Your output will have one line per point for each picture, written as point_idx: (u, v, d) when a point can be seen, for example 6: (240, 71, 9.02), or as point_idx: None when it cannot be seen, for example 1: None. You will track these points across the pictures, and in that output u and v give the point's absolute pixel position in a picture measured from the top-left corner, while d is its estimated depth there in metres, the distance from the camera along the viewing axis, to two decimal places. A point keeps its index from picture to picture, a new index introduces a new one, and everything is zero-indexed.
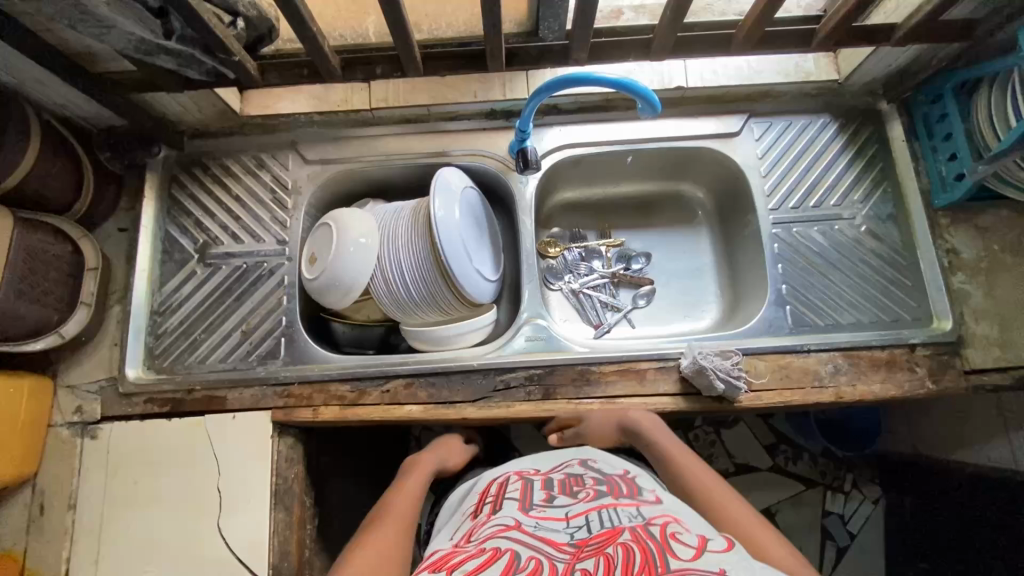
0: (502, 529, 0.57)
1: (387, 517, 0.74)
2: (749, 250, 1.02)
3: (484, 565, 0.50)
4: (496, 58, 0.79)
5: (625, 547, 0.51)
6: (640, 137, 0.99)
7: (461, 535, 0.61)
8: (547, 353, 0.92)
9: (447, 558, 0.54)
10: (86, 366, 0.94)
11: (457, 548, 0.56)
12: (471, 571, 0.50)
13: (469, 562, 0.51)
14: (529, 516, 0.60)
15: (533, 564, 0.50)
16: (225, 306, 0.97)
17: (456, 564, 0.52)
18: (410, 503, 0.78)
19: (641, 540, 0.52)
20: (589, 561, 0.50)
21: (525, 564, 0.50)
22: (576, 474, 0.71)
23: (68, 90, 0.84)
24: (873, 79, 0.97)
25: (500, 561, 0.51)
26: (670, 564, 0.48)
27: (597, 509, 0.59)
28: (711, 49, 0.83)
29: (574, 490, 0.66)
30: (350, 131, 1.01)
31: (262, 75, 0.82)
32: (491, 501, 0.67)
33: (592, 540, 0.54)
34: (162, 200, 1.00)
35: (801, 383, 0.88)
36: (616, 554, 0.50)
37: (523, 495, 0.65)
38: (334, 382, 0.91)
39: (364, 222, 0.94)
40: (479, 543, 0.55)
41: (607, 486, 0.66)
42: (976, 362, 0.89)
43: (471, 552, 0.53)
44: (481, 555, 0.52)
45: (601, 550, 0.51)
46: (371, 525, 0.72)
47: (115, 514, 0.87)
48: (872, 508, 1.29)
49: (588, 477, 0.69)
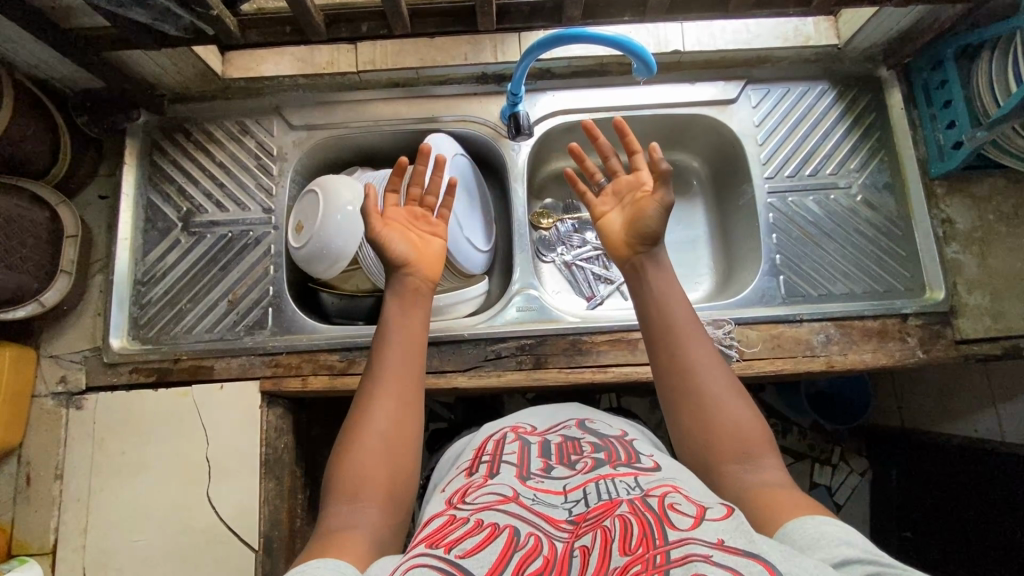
0: (499, 501, 0.54)
1: (389, 385, 0.63)
2: (744, 221, 1.01)
3: (482, 544, 0.46)
4: (487, 15, 0.76)
5: (623, 519, 0.47)
6: (635, 103, 0.97)
7: (454, 492, 0.60)
8: (538, 323, 0.91)
9: (442, 532, 0.50)
10: (68, 337, 0.92)
11: (453, 519, 0.52)
12: (470, 549, 0.46)
13: (467, 539, 0.47)
14: (526, 486, 0.58)
15: (532, 541, 0.47)
16: (210, 276, 0.95)
17: (452, 540, 0.48)
18: (417, 343, 0.67)
19: (638, 512, 0.47)
20: (588, 538, 0.47)
21: (523, 542, 0.47)
22: (574, 439, 0.70)
23: (39, 47, 0.80)
24: (873, 44, 0.95)
25: (498, 540, 0.47)
26: (669, 535, 0.44)
27: (595, 481, 0.56)
28: (709, 9, 0.81)
29: (571, 459, 0.64)
30: (336, 95, 0.98)
31: (242, 32, 0.79)
32: (487, 461, 0.66)
33: (589, 514, 0.51)
34: (143, 167, 0.97)
35: (793, 352, 0.88)
36: (614, 527, 0.46)
37: (521, 462, 0.64)
38: (322, 352, 0.90)
39: (350, 188, 0.91)
40: (474, 514, 0.52)
41: (605, 453, 0.64)
42: (968, 331, 0.89)
43: (467, 527, 0.50)
44: (479, 532, 0.48)
45: (599, 524, 0.48)
46: (372, 394, 0.62)
47: (103, 484, 0.86)
48: (859, 479, 1.31)
49: (586, 443, 0.68)
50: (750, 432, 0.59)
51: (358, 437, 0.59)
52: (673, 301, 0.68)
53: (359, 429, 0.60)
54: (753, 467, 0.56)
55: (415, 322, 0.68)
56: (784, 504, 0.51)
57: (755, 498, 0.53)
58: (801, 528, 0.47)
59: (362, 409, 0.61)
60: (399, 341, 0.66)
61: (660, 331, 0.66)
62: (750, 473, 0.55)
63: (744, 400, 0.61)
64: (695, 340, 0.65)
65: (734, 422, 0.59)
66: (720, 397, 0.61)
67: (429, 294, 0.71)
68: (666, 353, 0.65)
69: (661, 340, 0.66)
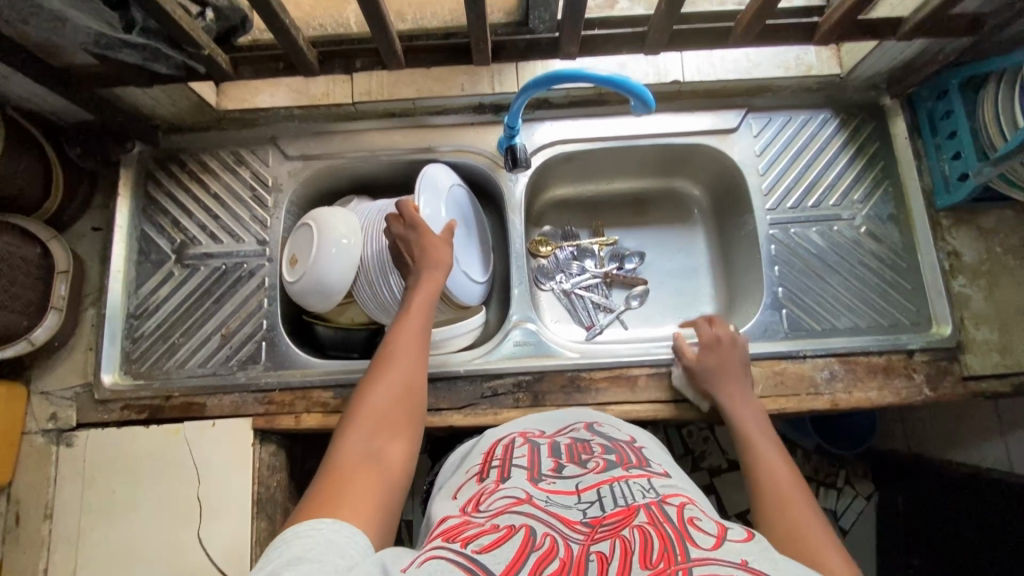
0: (513, 504, 0.52)
1: (400, 349, 0.68)
2: (746, 251, 0.99)
3: (499, 543, 0.45)
4: (482, 51, 0.75)
5: (641, 530, 0.46)
6: (633, 133, 0.96)
7: (467, 499, 0.57)
8: (535, 358, 0.89)
9: (459, 529, 0.49)
10: (59, 373, 0.91)
11: (469, 520, 0.50)
12: (487, 546, 0.45)
13: (484, 537, 0.47)
14: (539, 488, 0.55)
15: (548, 542, 0.45)
16: (204, 309, 0.93)
17: (469, 538, 0.47)
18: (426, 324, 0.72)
19: (657, 524, 0.46)
20: (605, 544, 0.45)
21: (539, 543, 0.45)
22: (584, 439, 0.68)
23: (32, 84, 0.79)
24: (876, 73, 0.93)
25: (514, 539, 0.46)
26: (690, 552, 0.43)
27: (609, 484, 0.55)
28: (708, 43, 0.79)
29: (582, 458, 0.62)
30: (332, 126, 0.97)
31: (234, 69, 0.78)
32: (498, 466, 0.63)
33: (605, 519, 0.49)
34: (137, 198, 0.96)
35: (796, 390, 0.86)
36: (633, 538, 0.45)
37: (532, 464, 0.61)
38: (315, 389, 0.89)
39: (345, 222, 0.89)
40: (490, 517, 0.50)
41: (616, 456, 0.63)
42: (975, 368, 0.87)
43: (483, 527, 0.48)
44: (495, 532, 0.47)
45: (616, 531, 0.46)
46: (383, 361, 0.67)
47: (92, 524, 0.85)
48: (865, 503, 1.25)
49: (596, 444, 0.66)
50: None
51: (367, 395, 0.63)
52: (770, 463, 0.68)
53: (372, 383, 0.64)
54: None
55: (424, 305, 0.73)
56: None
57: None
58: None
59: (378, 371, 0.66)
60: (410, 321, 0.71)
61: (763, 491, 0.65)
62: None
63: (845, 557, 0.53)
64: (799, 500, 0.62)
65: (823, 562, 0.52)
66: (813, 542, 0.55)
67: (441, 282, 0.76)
68: (771, 511, 0.61)
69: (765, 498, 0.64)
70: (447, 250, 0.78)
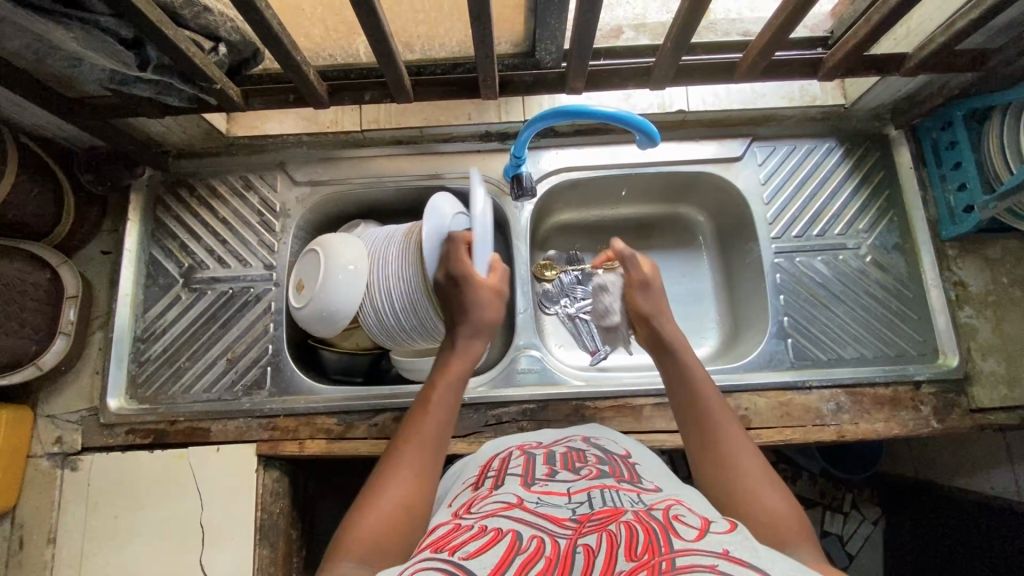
0: (503, 508, 0.51)
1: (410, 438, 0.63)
2: (751, 280, 0.99)
3: (486, 547, 0.44)
4: (490, 86, 0.77)
5: (628, 526, 0.45)
6: (639, 161, 0.96)
7: (460, 505, 0.55)
8: (539, 386, 0.89)
9: (448, 537, 0.47)
10: (66, 396, 0.92)
11: (458, 527, 0.49)
12: (474, 552, 0.44)
13: (471, 543, 0.45)
14: (531, 491, 0.54)
15: (534, 544, 0.44)
16: (210, 333, 0.94)
17: (457, 543, 0.46)
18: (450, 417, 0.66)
19: (643, 521, 0.46)
20: (591, 538, 0.45)
21: (526, 544, 0.44)
22: (578, 448, 0.66)
23: (46, 113, 0.81)
24: (880, 104, 0.94)
25: (501, 543, 0.45)
26: (673, 544, 0.42)
27: (600, 488, 0.54)
28: (713, 77, 0.81)
29: (576, 466, 0.60)
30: (340, 152, 0.98)
31: (245, 100, 0.79)
32: (493, 475, 0.61)
33: (593, 517, 0.48)
34: (146, 223, 0.97)
35: (802, 421, 0.86)
36: (620, 533, 0.44)
37: (525, 471, 0.60)
38: (320, 415, 0.89)
39: (351, 248, 0.90)
40: (480, 521, 0.49)
41: (609, 466, 0.60)
42: (982, 400, 0.87)
43: (472, 532, 0.47)
44: (483, 536, 0.46)
45: (604, 526, 0.46)
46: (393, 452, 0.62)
47: (95, 550, 0.85)
48: (872, 528, 1.22)
49: (591, 453, 0.64)
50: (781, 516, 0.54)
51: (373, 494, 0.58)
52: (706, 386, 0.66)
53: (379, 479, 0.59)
54: (788, 553, 0.51)
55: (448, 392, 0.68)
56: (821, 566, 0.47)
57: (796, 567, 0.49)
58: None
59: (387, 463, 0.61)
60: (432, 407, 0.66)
61: (691, 412, 0.65)
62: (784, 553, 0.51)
63: (779, 488, 0.57)
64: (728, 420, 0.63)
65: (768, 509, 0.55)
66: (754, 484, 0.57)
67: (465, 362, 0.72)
68: (699, 441, 0.63)
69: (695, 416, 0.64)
70: (495, 308, 0.76)
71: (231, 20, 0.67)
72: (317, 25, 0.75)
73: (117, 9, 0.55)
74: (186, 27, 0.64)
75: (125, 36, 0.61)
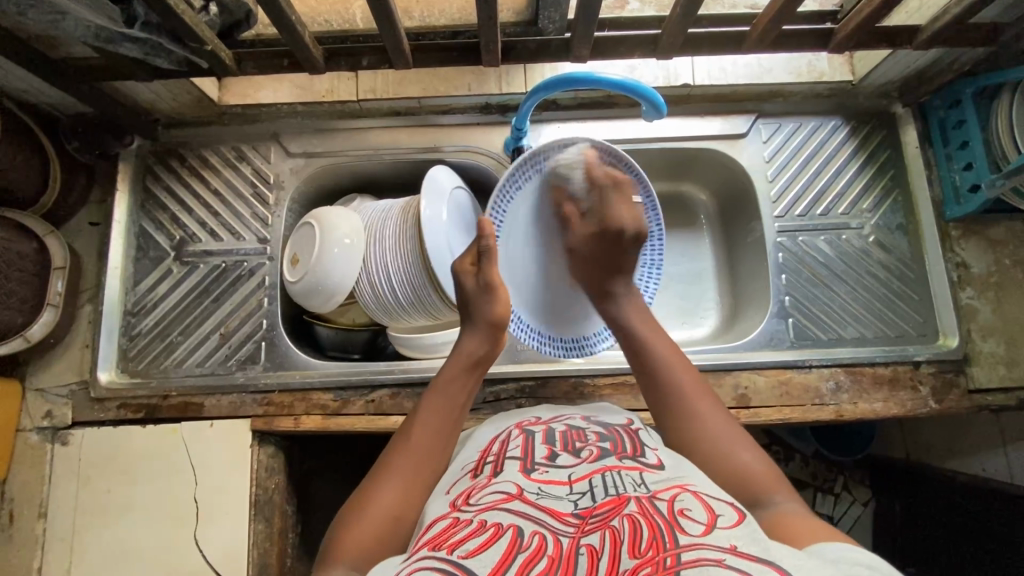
0: (503, 499, 0.50)
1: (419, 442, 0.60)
2: (752, 259, 0.98)
3: (486, 545, 0.43)
4: (492, 52, 0.75)
5: (632, 520, 0.44)
6: (641, 136, 0.94)
7: (459, 494, 0.54)
8: (538, 363, 0.88)
9: (446, 534, 0.46)
10: (56, 369, 0.90)
11: (456, 521, 0.48)
12: (473, 551, 0.43)
13: (470, 540, 0.44)
14: (531, 479, 0.53)
15: (536, 541, 0.44)
16: (203, 307, 0.92)
17: (456, 541, 0.45)
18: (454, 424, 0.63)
19: (647, 513, 0.45)
20: (595, 536, 0.44)
21: (528, 541, 0.44)
22: (579, 427, 0.64)
23: (28, 76, 0.78)
24: (889, 81, 0.92)
25: (502, 540, 0.44)
26: (679, 539, 0.41)
27: (602, 472, 0.53)
28: (722, 48, 0.79)
29: (576, 447, 0.59)
30: (335, 123, 0.95)
31: (237, 64, 0.76)
32: (491, 461, 0.59)
33: (596, 510, 0.47)
34: (136, 194, 0.94)
35: (802, 400, 0.86)
36: (623, 528, 0.43)
37: (525, 453, 0.59)
38: (316, 391, 0.88)
39: (348, 222, 0.87)
40: (479, 515, 0.48)
41: (612, 443, 0.59)
42: (980, 381, 0.87)
43: (471, 528, 0.46)
44: (482, 532, 0.45)
45: (607, 522, 0.45)
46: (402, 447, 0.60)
47: (86, 524, 0.84)
48: (861, 509, 1.22)
49: (591, 431, 0.63)
50: (758, 475, 0.54)
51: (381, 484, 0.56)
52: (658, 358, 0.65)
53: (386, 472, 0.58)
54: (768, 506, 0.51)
55: (459, 396, 0.65)
56: (806, 529, 0.47)
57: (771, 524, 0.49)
58: (825, 548, 0.43)
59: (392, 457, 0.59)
60: (437, 410, 0.63)
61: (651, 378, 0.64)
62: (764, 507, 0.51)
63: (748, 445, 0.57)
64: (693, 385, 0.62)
65: (742, 467, 0.55)
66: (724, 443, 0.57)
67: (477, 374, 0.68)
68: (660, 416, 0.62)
69: (647, 376, 0.64)
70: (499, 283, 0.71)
71: None
72: None
73: None
74: None
75: None
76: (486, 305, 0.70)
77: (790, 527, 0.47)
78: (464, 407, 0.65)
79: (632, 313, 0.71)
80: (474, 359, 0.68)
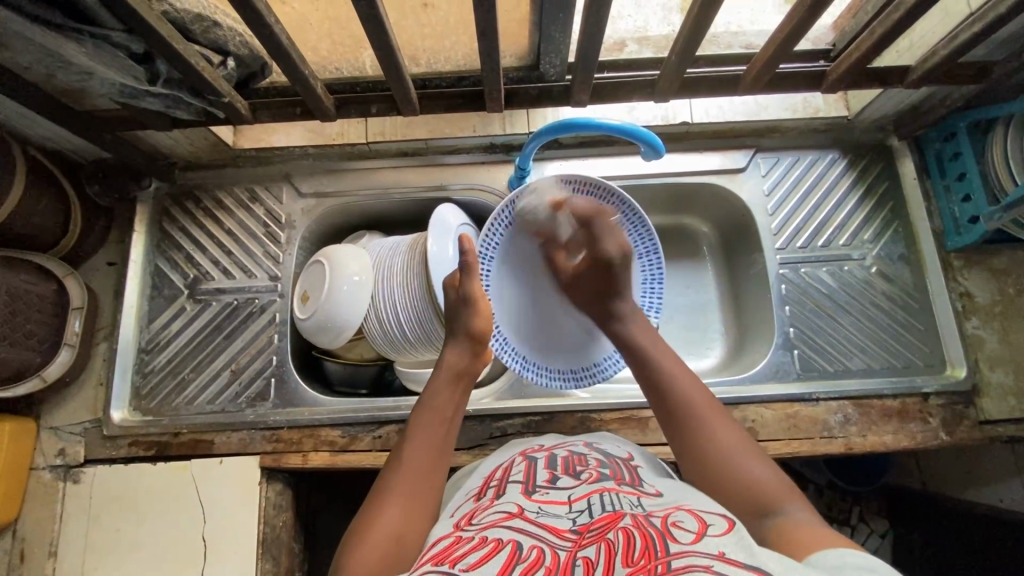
0: (504, 518, 0.50)
1: (412, 461, 0.61)
2: (756, 290, 0.99)
3: (486, 558, 0.44)
4: (496, 99, 0.79)
5: (626, 532, 0.44)
6: (642, 173, 0.97)
7: (462, 516, 0.54)
8: (545, 399, 0.89)
9: (448, 550, 0.47)
10: (70, 407, 0.92)
11: (459, 539, 0.48)
12: (474, 564, 0.44)
13: (472, 554, 0.45)
14: (531, 500, 0.54)
15: (534, 554, 0.44)
16: (215, 344, 0.94)
17: (459, 555, 0.45)
18: (445, 435, 0.64)
19: (641, 527, 0.45)
20: (591, 549, 0.44)
21: (526, 554, 0.44)
22: (581, 453, 0.65)
23: (54, 126, 0.82)
24: (884, 115, 0.94)
25: (501, 553, 0.44)
26: (670, 547, 0.41)
27: (599, 493, 0.53)
28: (718, 89, 0.81)
29: (577, 470, 0.59)
30: (345, 164, 0.99)
31: (253, 113, 0.80)
32: (494, 485, 0.60)
33: (593, 526, 0.48)
34: (152, 234, 0.97)
35: (810, 433, 0.86)
36: (617, 539, 0.44)
37: (527, 477, 0.59)
38: (324, 427, 0.89)
39: (357, 260, 0.89)
40: (480, 531, 0.49)
41: (611, 470, 0.60)
42: (991, 412, 0.86)
43: (472, 542, 0.47)
44: (482, 546, 0.46)
45: (602, 535, 0.45)
46: (397, 465, 0.61)
47: (96, 563, 0.84)
48: (879, 541, 1.18)
49: (592, 458, 0.63)
50: (773, 488, 0.54)
51: (383, 505, 0.56)
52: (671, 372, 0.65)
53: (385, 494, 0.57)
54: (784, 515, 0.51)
55: (448, 409, 0.66)
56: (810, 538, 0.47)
57: (780, 535, 0.49)
58: (824, 556, 0.43)
59: (386, 480, 0.60)
60: (425, 426, 0.63)
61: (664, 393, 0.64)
62: (776, 519, 0.51)
63: (764, 463, 0.57)
64: (703, 398, 0.63)
65: (753, 484, 0.55)
66: (735, 457, 0.57)
67: (467, 385, 0.69)
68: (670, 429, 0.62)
69: (664, 403, 0.64)
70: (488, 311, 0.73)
71: (240, 35, 0.68)
72: (324, 40, 0.78)
73: (130, 25, 0.56)
74: (197, 43, 0.66)
75: (136, 51, 0.61)
76: (472, 317, 0.72)
77: (805, 542, 0.46)
78: (455, 418, 0.66)
79: (635, 328, 0.72)
80: (458, 370, 0.69)
